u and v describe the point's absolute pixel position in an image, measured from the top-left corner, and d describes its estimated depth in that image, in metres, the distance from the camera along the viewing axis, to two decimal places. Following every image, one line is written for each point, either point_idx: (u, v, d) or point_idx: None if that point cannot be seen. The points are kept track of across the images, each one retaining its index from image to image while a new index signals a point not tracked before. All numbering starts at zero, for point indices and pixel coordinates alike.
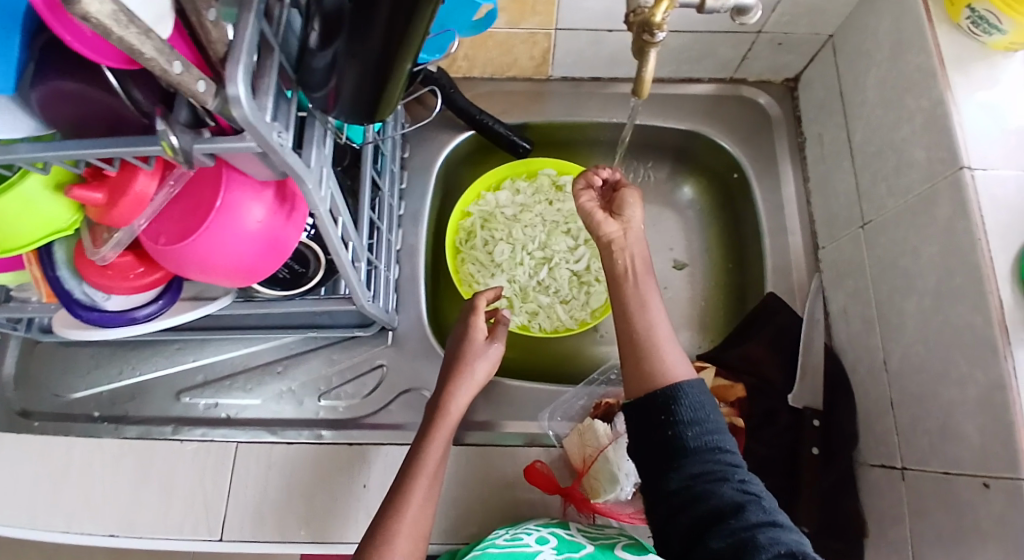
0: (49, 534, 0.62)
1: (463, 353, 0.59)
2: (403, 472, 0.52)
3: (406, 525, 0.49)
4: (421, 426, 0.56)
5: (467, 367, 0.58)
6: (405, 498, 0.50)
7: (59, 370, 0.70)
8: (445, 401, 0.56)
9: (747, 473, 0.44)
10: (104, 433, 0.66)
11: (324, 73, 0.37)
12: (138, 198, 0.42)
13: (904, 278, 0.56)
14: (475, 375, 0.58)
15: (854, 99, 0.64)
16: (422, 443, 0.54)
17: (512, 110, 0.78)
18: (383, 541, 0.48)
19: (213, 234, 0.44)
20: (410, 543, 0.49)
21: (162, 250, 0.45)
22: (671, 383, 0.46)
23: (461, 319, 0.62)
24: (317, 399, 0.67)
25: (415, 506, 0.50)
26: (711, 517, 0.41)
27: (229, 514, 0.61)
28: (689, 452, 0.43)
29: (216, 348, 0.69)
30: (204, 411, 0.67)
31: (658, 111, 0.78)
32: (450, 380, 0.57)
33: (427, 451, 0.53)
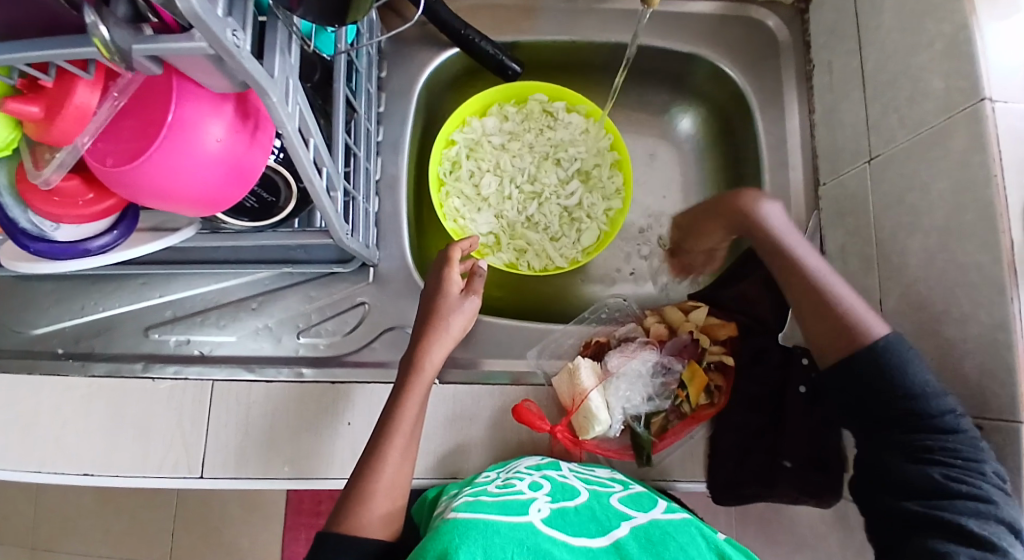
0: (23, 475, 0.60)
1: (437, 307, 0.56)
2: (376, 431, 0.52)
3: (383, 484, 0.49)
4: (396, 381, 0.55)
5: (443, 321, 0.56)
6: (381, 455, 0.50)
7: (17, 305, 0.65)
8: (420, 358, 0.54)
9: (963, 436, 0.43)
10: (70, 371, 0.62)
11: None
12: (79, 110, 0.37)
13: (910, 216, 0.53)
14: (450, 330, 0.56)
15: (870, 20, 0.59)
16: (398, 397, 0.53)
17: (499, 26, 0.71)
18: (360, 502, 0.48)
19: (169, 153, 0.40)
20: (387, 500, 0.49)
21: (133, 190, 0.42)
22: (876, 341, 0.48)
23: (435, 270, 0.59)
24: (296, 337, 0.64)
25: (393, 465, 0.50)
26: (891, 476, 0.46)
27: (210, 452, 0.60)
28: (904, 412, 0.46)
29: (184, 284, 0.65)
30: (176, 348, 0.64)
31: (657, 31, 0.72)
32: (424, 336, 0.55)
33: (404, 409, 0.52)
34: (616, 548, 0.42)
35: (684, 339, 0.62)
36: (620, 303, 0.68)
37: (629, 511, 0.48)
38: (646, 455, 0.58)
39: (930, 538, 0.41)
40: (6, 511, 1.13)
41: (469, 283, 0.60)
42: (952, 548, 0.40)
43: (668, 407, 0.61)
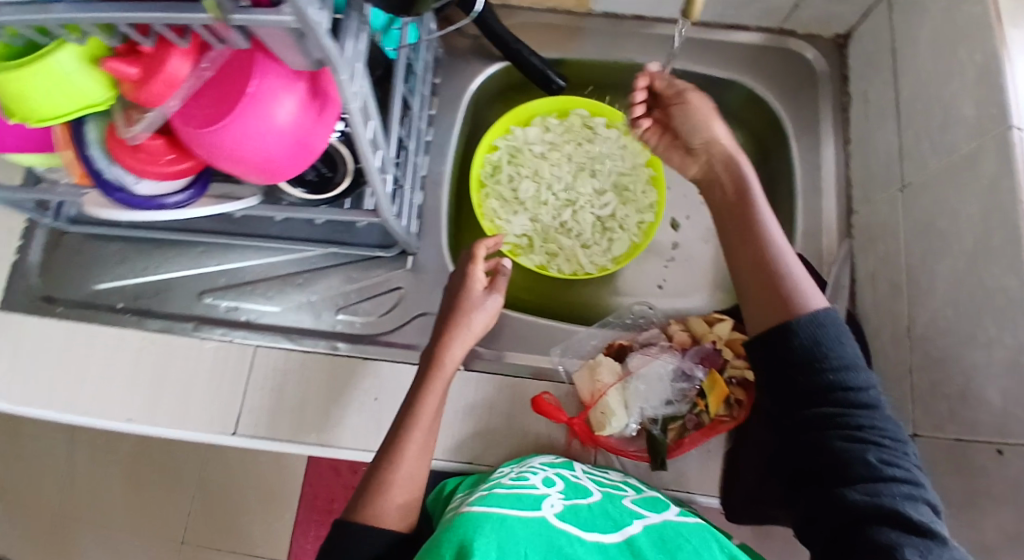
0: (71, 417, 0.65)
1: (461, 303, 0.59)
2: (399, 423, 0.54)
3: (402, 476, 0.51)
4: (416, 376, 0.57)
5: (465, 319, 0.58)
6: (397, 453, 0.52)
7: (83, 263, 0.70)
8: (440, 353, 0.56)
9: (883, 416, 0.44)
10: (127, 325, 0.67)
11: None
12: (172, 76, 0.42)
13: (939, 241, 0.54)
14: (470, 328, 0.58)
15: (906, 53, 0.62)
16: (418, 392, 0.55)
17: (549, 42, 0.76)
18: (376, 494, 0.50)
19: (246, 122, 0.45)
20: (404, 497, 0.51)
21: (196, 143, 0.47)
22: (807, 313, 0.47)
23: (461, 267, 0.62)
24: (334, 313, 0.68)
25: (412, 456, 0.52)
26: (823, 462, 0.44)
27: (245, 412, 0.64)
28: (832, 389, 0.45)
29: (239, 255, 0.70)
30: (225, 313, 0.68)
31: (699, 56, 0.76)
32: (446, 332, 0.57)
33: (423, 404, 0.54)
34: (629, 544, 0.43)
35: (706, 348, 0.63)
36: (641, 308, 0.71)
37: (643, 512, 0.49)
38: (661, 460, 0.59)
39: (875, 528, 0.40)
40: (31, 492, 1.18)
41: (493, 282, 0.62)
42: (896, 537, 0.39)
43: (687, 414, 0.61)
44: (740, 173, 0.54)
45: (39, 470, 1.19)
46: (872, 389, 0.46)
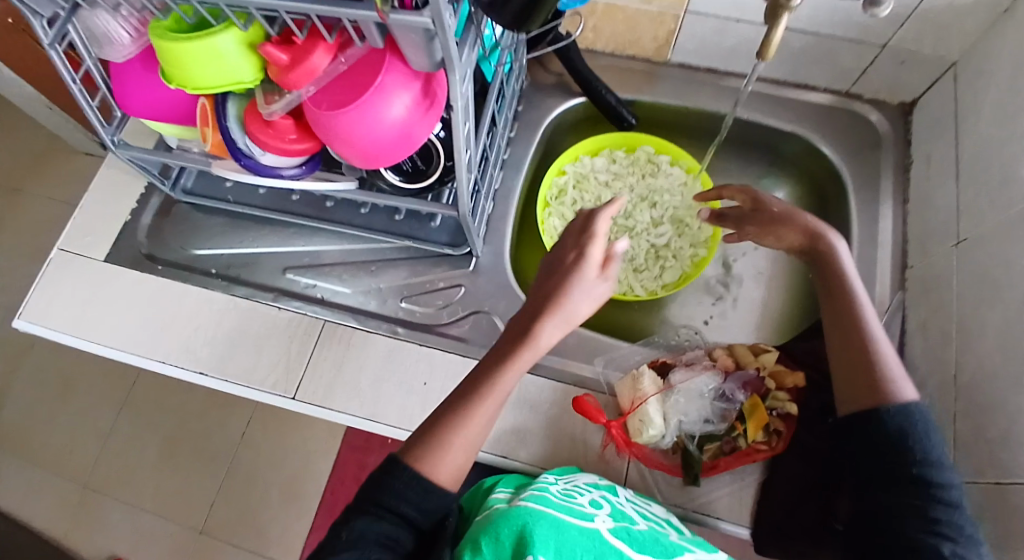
0: (153, 363, 0.71)
1: (568, 284, 0.52)
2: (473, 387, 0.52)
3: (462, 438, 0.50)
4: (503, 342, 0.53)
5: (567, 301, 0.52)
6: (465, 403, 0.51)
7: (186, 231, 0.79)
8: (537, 330, 0.52)
9: (961, 514, 0.47)
10: (216, 287, 0.75)
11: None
12: (314, 69, 0.50)
13: (992, 292, 0.56)
14: (572, 312, 0.53)
15: (970, 119, 0.66)
16: (503, 362, 0.52)
17: (627, 84, 0.83)
18: (434, 438, 0.50)
19: (363, 115, 0.52)
20: (458, 456, 0.50)
21: (318, 128, 0.55)
22: (903, 402, 0.51)
23: (563, 244, 0.56)
24: (399, 300, 0.74)
25: (477, 422, 0.51)
26: (893, 546, 0.47)
27: (306, 379, 0.69)
28: (917, 478, 0.49)
29: (323, 239, 0.77)
30: (303, 289, 0.75)
31: (767, 108, 0.81)
32: (545, 309, 0.52)
33: (505, 376, 0.52)
34: None
35: (748, 373, 0.65)
36: (686, 332, 0.74)
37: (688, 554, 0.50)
38: (694, 474, 0.60)
39: None
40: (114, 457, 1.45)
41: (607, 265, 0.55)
42: None
43: (724, 436, 0.63)
44: (834, 256, 0.59)
45: (83, 431, 1.48)
46: (956, 490, 0.49)
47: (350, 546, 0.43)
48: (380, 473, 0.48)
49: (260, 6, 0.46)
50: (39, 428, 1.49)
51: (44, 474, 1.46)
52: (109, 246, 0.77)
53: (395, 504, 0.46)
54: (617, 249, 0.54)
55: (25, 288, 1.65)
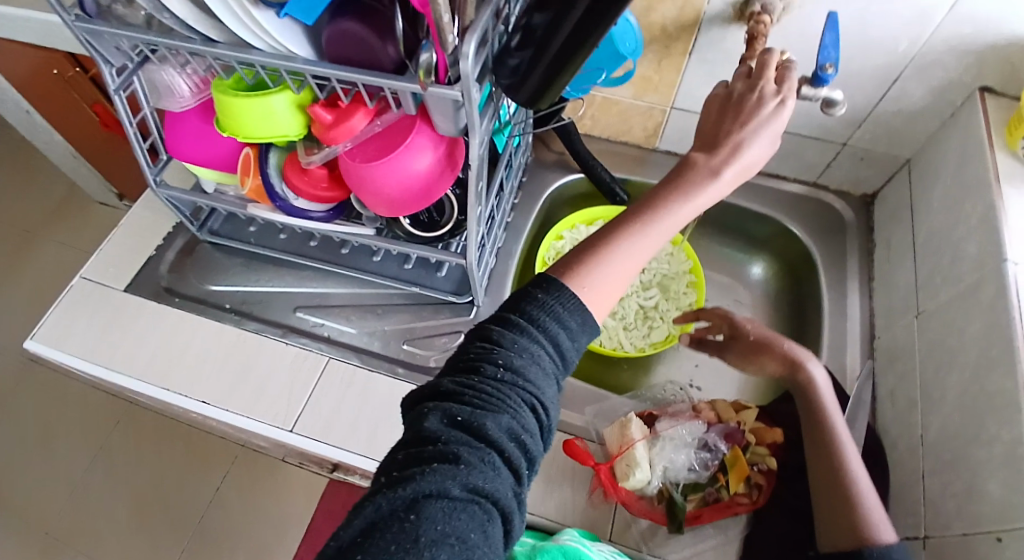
0: (155, 390, 0.73)
1: (743, 122, 0.50)
2: (649, 197, 0.50)
3: (630, 259, 0.48)
4: (669, 178, 0.50)
5: (743, 149, 0.50)
6: (623, 234, 0.48)
7: (204, 268, 0.84)
8: (740, 115, 0.51)
9: None
10: (228, 322, 0.79)
11: (521, 77, 0.56)
12: (354, 130, 0.59)
13: (950, 356, 0.61)
14: (748, 152, 0.50)
15: (922, 207, 0.75)
16: (675, 200, 0.49)
17: (621, 165, 0.93)
18: (592, 268, 0.46)
19: (391, 170, 0.61)
20: (613, 288, 0.47)
21: (351, 178, 0.63)
22: (883, 544, 0.53)
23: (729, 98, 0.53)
24: (401, 342, 0.78)
25: (643, 243, 0.48)
26: None
27: (305, 413, 0.71)
28: None
29: (335, 282, 0.82)
30: (311, 327, 0.79)
31: (745, 193, 0.90)
32: (741, 105, 0.51)
33: (673, 216, 0.49)
34: None
35: (730, 426, 0.68)
36: (672, 388, 0.78)
37: None
38: (678, 521, 0.62)
39: None
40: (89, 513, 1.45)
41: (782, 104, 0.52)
42: None
43: (708, 487, 0.65)
44: (812, 386, 0.64)
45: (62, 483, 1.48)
46: None
47: (498, 440, 0.37)
48: (519, 341, 0.41)
49: (315, 74, 0.54)
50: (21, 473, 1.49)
51: (17, 522, 1.45)
52: (130, 278, 0.82)
53: (537, 391, 0.40)
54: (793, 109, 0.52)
55: (23, 332, 1.68)
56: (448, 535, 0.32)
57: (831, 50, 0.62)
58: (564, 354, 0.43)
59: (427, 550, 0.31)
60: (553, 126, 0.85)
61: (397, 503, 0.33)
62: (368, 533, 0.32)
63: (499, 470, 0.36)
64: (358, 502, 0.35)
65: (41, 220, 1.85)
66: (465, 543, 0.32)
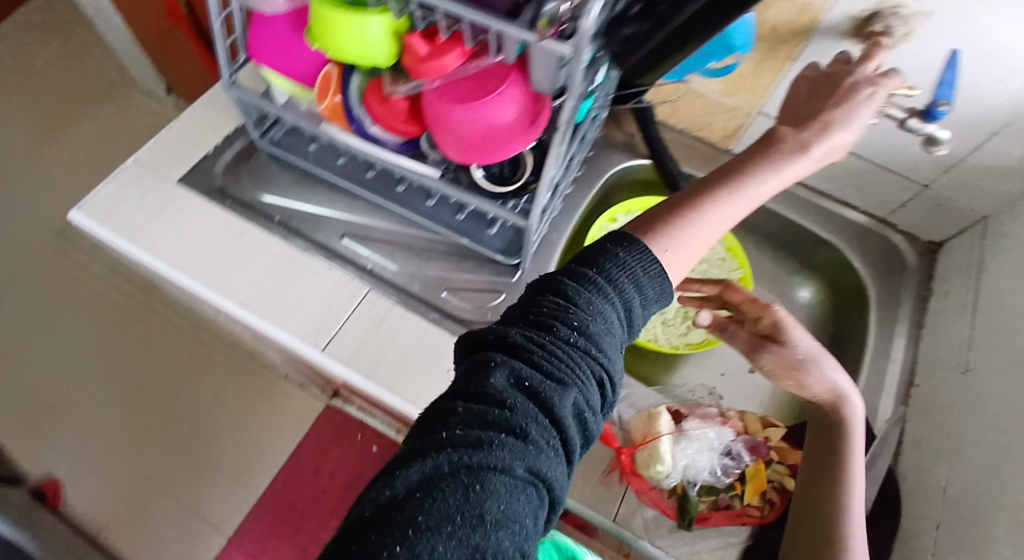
0: (196, 286, 0.74)
1: (832, 112, 0.54)
2: (736, 168, 0.52)
3: (708, 221, 0.50)
4: (758, 155, 0.52)
5: (830, 133, 0.53)
6: (709, 198, 0.50)
7: (259, 177, 0.83)
8: (829, 111, 0.54)
9: None
10: (276, 234, 0.78)
11: (632, 45, 0.54)
12: (446, 67, 0.57)
13: (992, 421, 0.61)
14: (835, 139, 0.53)
15: (991, 266, 0.73)
16: (759, 174, 0.51)
17: (691, 160, 0.91)
18: (676, 226, 0.49)
19: (472, 118, 0.60)
20: (705, 237, 0.50)
21: (431, 122, 0.63)
22: None
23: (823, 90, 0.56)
24: (441, 290, 0.77)
25: (724, 211, 0.51)
26: None
27: (339, 338, 0.72)
28: None
29: (386, 217, 0.82)
30: (355, 256, 0.78)
31: (810, 215, 0.88)
32: (834, 101, 0.54)
33: (756, 188, 0.51)
34: None
35: (757, 440, 0.68)
36: (699, 391, 0.77)
37: None
38: (689, 519, 0.62)
39: None
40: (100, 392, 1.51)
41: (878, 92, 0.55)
42: None
43: (722, 492, 0.65)
44: (843, 424, 0.61)
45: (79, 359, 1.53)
46: None
47: (560, 422, 0.37)
48: (593, 304, 0.42)
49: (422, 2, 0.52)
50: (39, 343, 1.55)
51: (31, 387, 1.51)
52: (184, 170, 0.81)
53: (605, 369, 0.41)
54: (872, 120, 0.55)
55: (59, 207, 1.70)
56: (508, 514, 0.31)
57: (949, 87, 0.60)
58: (629, 321, 0.45)
59: (492, 528, 0.30)
60: (633, 106, 0.83)
61: (461, 467, 0.32)
62: (426, 490, 0.31)
63: (558, 452, 0.37)
64: (417, 450, 0.34)
65: (86, 98, 1.85)
66: (523, 527, 0.32)
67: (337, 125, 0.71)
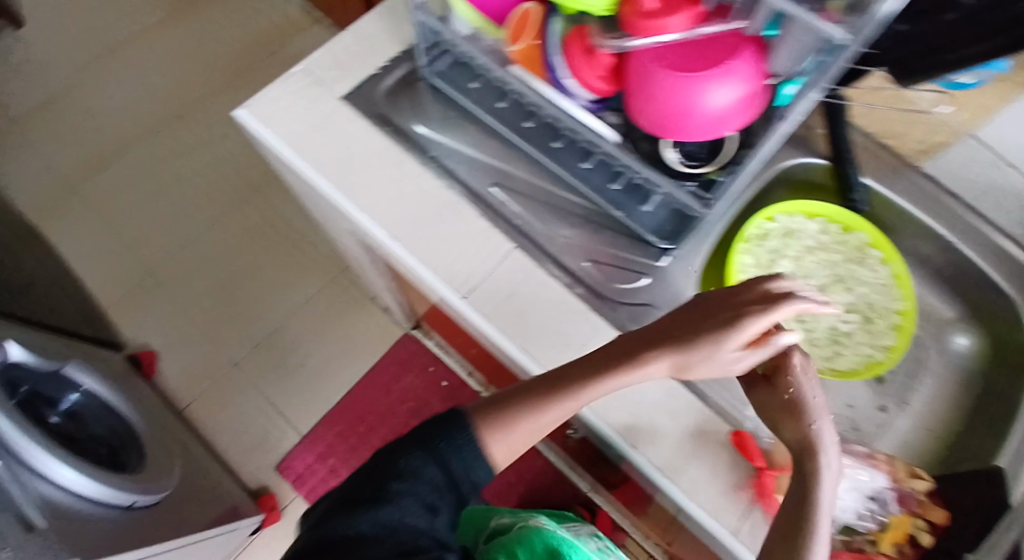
0: (347, 205, 0.73)
1: (706, 331, 0.52)
2: (573, 372, 0.56)
3: (528, 426, 0.59)
4: (613, 350, 0.56)
5: (688, 354, 0.53)
6: (533, 402, 0.58)
7: (415, 106, 0.80)
8: (699, 319, 0.53)
9: None
10: (428, 167, 0.76)
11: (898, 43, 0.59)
12: (665, 31, 0.52)
13: None
14: (710, 352, 0.52)
15: None
16: (585, 383, 0.55)
17: (871, 170, 0.82)
18: (504, 423, 0.59)
19: (680, 93, 0.54)
20: (521, 440, 0.60)
21: (631, 93, 0.58)
22: None
23: (734, 291, 0.53)
24: (583, 260, 0.74)
25: (538, 419, 0.58)
26: None
27: (480, 288, 0.70)
28: None
29: (537, 171, 0.78)
30: (501, 205, 0.76)
31: (999, 257, 0.78)
32: (701, 313, 0.53)
33: (580, 393, 0.55)
34: None
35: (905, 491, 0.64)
36: None
37: None
38: None
39: None
40: (203, 279, 1.62)
41: (760, 340, 0.52)
42: None
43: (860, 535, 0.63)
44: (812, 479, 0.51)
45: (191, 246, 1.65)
46: None
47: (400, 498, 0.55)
48: (413, 461, 0.57)
49: None
50: (159, 224, 1.67)
51: (145, 261, 1.63)
52: (348, 87, 0.79)
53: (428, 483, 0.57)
54: (780, 340, 0.51)
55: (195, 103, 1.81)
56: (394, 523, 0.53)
57: None
58: (455, 482, 0.59)
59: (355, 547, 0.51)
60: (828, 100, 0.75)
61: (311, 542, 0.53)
62: None
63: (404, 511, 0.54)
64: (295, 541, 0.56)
65: (240, 5, 1.96)
66: (399, 533, 0.53)
67: (532, 71, 0.63)
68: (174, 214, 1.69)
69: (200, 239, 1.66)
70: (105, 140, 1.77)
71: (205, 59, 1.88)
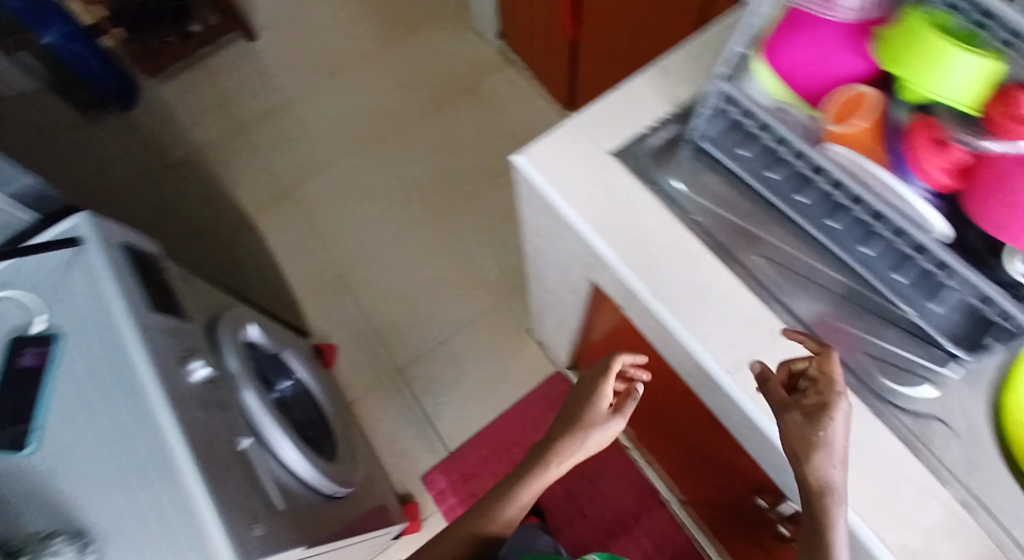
0: (614, 260, 0.76)
1: (586, 414, 0.75)
2: (525, 468, 0.77)
3: (499, 520, 0.77)
4: (536, 454, 0.77)
5: (587, 431, 0.74)
6: (498, 503, 0.77)
7: (677, 165, 0.80)
8: (591, 403, 0.76)
9: None
10: (693, 234, 0.77)
11: None
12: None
13: None
14: (589, 434, 0.74)
15: None
16: (543, 457, 0.76)
17: None
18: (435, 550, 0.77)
19: None
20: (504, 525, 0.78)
21: (977, 190, 0.54)
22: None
23: (593, 379, 0.78)
24: (849, 351, 0.70)
25: (512, 509, 0.77)
26: None
27: (742, 364, 0.70)
28: None
29: (803, 246, 0.74)
30: (762, 279, 0.74)
31: None
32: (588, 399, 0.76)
33: (541, 470, 0.76)
34: None
35: None
36: None
37: None
38: None
39: None
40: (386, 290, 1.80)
41: (622, 405, 0.76)
42: None
43: None
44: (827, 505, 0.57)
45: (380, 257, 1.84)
46: None
47: None
48: None
49: None
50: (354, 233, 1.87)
51: (338, 266, 1.83)
52: (617, 143, 0.82)
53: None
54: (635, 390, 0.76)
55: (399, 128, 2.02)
56: None
57: None
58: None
59: None
60: None
61: None
62: None
63: None
64: None
65: (450, 47, 2.16)
66: None
67: (867, 157, 0.60)
68: (367, 226, 1.87)
69: (387, 252, 1.84)
70: (316, 152, 1.98)
71: (410, 90, 2.08)
